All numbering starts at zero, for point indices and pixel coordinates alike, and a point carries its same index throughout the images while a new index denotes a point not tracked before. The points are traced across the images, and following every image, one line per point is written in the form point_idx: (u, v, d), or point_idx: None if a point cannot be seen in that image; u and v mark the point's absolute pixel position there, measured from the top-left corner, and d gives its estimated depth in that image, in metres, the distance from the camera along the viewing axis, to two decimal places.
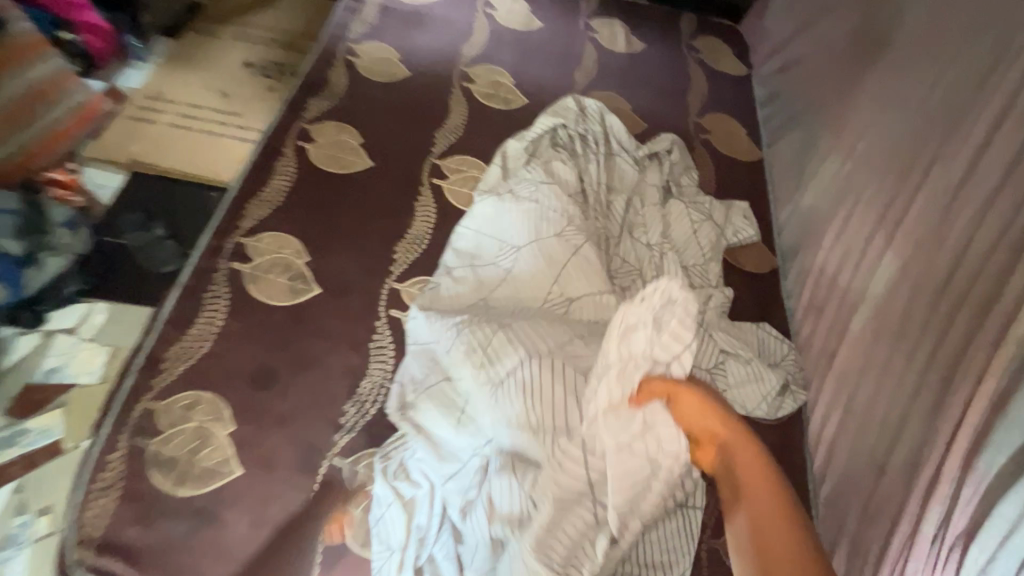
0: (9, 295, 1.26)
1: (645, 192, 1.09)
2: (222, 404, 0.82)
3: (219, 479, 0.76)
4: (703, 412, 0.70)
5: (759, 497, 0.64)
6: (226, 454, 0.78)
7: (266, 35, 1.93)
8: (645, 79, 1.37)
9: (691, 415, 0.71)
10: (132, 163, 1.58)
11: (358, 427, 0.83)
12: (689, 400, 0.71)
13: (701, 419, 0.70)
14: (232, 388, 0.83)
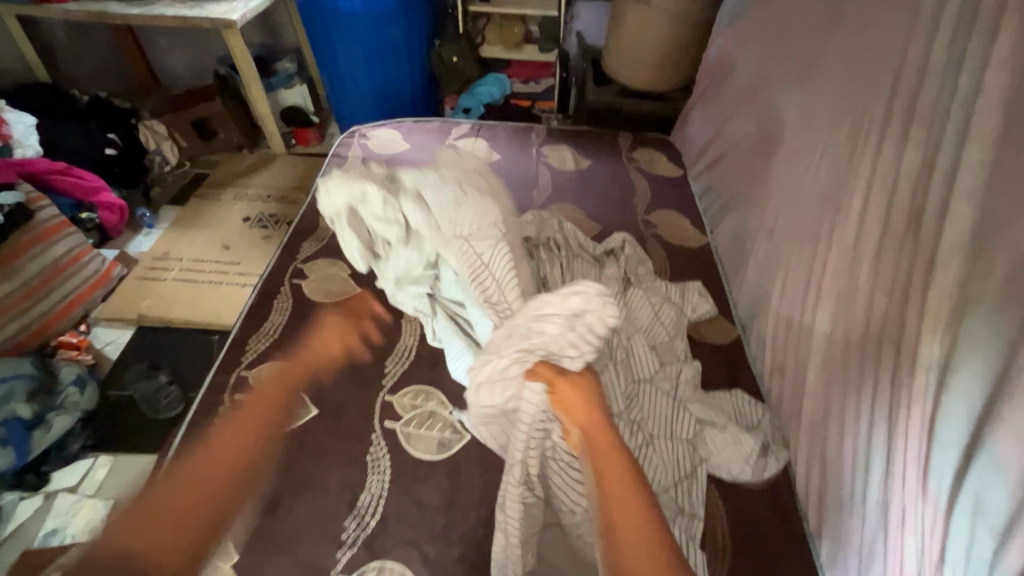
0: (16, 460, 1.29)
1: (607, 284, 1.22)
2: (226, 534, 0.85)
3: None
4: (586, 408, 0.74)
5: (612, 483, 0.69)
6: None
7: (261, 193, 2.17)
8: (595, 189, 1.57)
9: (575, 405, 0.75)
10: (139, 318, 1.70)
11: (360, 541, 0.85)
12: (571, 389, 0.76)
13: (580, 411, 0.74)
14: (234, 517, 0.87)
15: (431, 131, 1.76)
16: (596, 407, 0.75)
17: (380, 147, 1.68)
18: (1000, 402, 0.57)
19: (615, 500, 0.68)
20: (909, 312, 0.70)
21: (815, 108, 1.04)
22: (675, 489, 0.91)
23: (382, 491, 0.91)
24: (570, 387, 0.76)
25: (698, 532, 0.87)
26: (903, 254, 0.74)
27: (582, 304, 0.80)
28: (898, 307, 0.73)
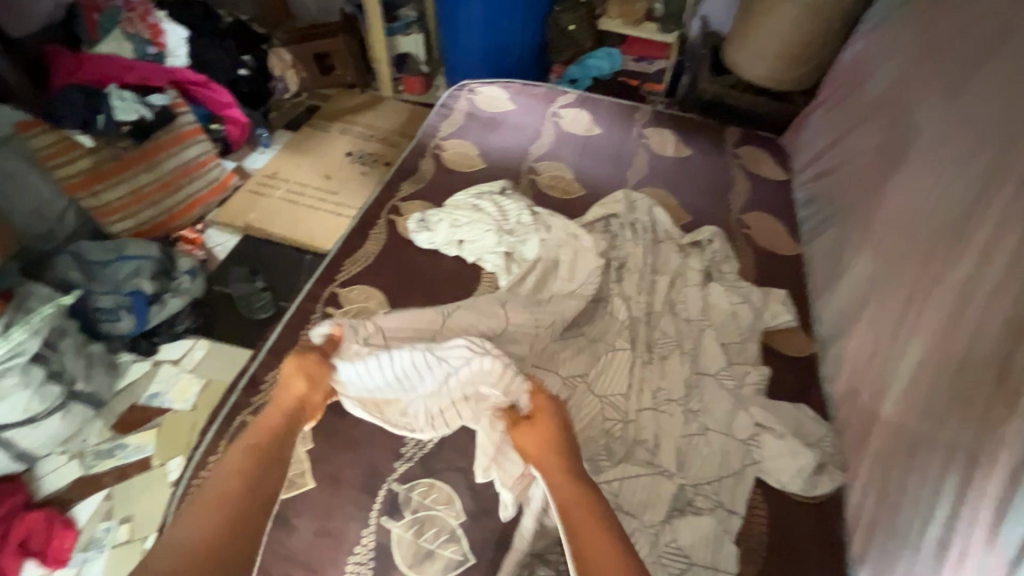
0: (135, 326, 1.48)
1: (688, 274, 1.22)
2: None
3: (293, 489, 0.87)
4: (541, 446, 0.77)
5: (572, 510, 0.69)
6: (302, 468, 0.89)
7: (365, 131, 2.29)
8: (691, 179, 1.54)
9: (538, 437, 0.78)
10: (246, 228, 1.87)
11: (416, 457, 0.92)
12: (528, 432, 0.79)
13: (539, 447, 0.77)
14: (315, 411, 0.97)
15: (537, 95, 1.78)
16: (552, 443, 0.77)
17: (485, 104, 1.73)
18: None
19: (569, 513, 0.69)
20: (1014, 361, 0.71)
21: (959, 132, 0.99)
22: (718, 482, 0.92)
23: None
24: (533, 423, 0.79)
25: (734, 528, 0.88)
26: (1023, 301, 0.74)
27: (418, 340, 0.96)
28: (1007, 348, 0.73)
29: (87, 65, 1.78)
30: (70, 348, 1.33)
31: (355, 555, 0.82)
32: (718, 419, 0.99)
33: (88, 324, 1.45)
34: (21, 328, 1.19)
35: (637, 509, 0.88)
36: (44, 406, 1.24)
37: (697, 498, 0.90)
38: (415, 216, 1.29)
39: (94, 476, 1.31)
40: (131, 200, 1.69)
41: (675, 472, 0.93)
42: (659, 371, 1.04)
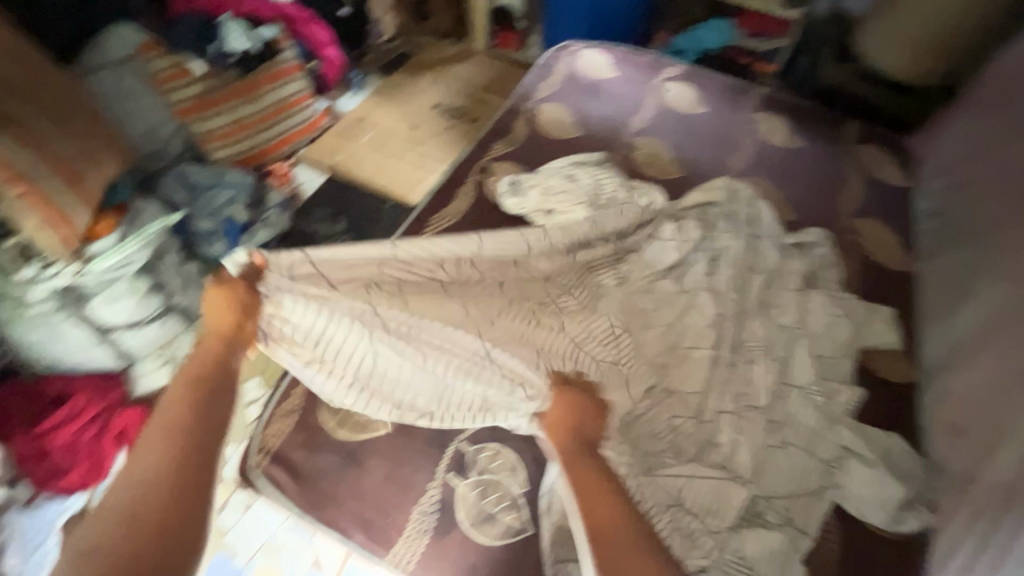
0: (226, 251, 1.56)
1: (787, 277, 1.14)
2: None
3: (369, 432, 0.90)
4: (566, 430, 0.78)
5: (596, 485, 0.72)
6: (379, 414, 0.92)
7: (454, 84, 2.26)
8: (800, 173, 1.43)
9: (557, 425, 0.79)
10: (333, 169, 1.91)
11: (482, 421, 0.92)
12: (557, 414, 0.80)
13: (561, 429, 0.79)
14: None
15: (641, 64, 1.67)
16: (579, 427, 0.79)
17: (587, 68, 1.65)
18: None
19: (592, 506, 0.70)
20: None
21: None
22: (793, 500, 0.88)
23: None
24: (551, 413, 0.81)
25: (804, 548, 0.85)
26: None
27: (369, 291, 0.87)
28: None
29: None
30: (170, 264, 1.39)
31: (423, 505, 0.85)
32: (802, 434, 0.93)
33: (187, 243, 1.52)
34: (133, 239, 1.28)
35: (703, 511, 0.86)
36: (149, 313, 1.34)
37: (769, 511, 0.87)
38: (507, 178, 1.27)
39: None
40: (230, 129, 1.75)
41: (750, 481, 0.89)
42: (744, 375, 0.99)
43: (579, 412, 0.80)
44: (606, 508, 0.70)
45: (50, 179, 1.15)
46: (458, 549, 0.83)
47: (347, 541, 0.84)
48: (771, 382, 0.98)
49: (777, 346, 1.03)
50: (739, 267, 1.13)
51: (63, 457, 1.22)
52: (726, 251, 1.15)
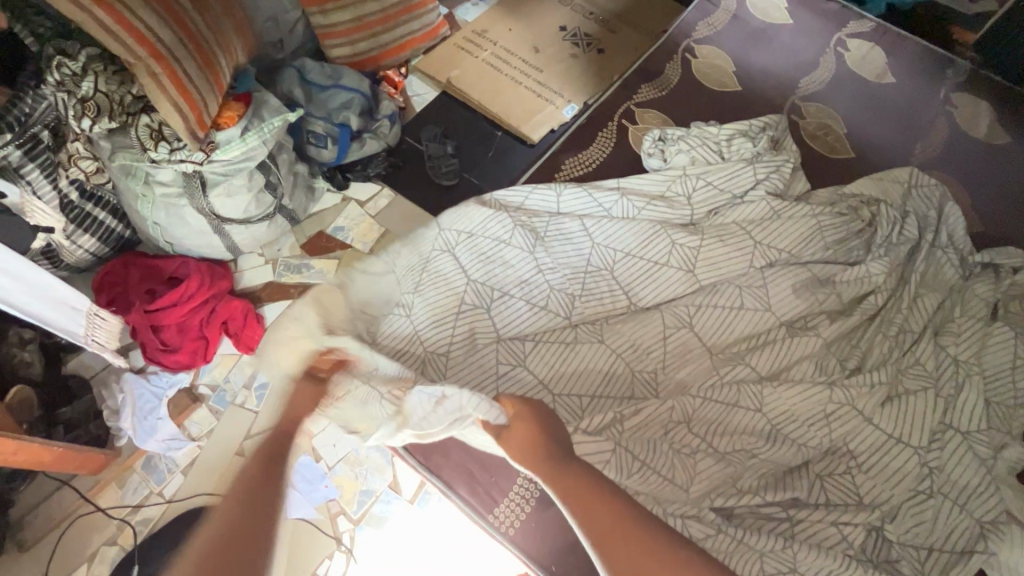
0: (335, 158, 1.52)
1: (969, 302, 0.97)
2: (481, 331, 0.93)
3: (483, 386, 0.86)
4: (530, 448, 0.66)
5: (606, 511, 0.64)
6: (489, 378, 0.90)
7: (585, 5, 2.02)
8: (999, 176, 1.19)
9: (521, 445, 0.67)
10: (447, 84, 1.78)
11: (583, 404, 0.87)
12: (521, 428, 0.67)
13: (530, 447, 0.66)
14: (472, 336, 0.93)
15: (825, 12, 1.41)
16: (546, 449, 0.66)
17: (758, 8, 1.40)
18: None
19: (591, 525, 0.63)
20: None
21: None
22: (930, 553, 0.79)
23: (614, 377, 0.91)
24: (510, 436, 0.67)
25: None
26: None
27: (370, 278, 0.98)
28: None
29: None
30: (284, 163, 1.39)
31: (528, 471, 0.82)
32: (957, 487, 0.82)
33: (299, 143, 1.50)
34: (256, 134, 1.24)
35: (831, 543, 0.77)
36: (259, 212, 1.34)
37: (905, 560, 0.78)
38: (652, 134, 1.09)
39: (282, 284, 1.44)
40: (354, 27, 1.64)
41: (885, 523, 0.80)
42: (905, 409, 0.85)
43: (541, 419, 0.68)
44: (607, 523, 0.63)
45: (190, 62, 1.11)
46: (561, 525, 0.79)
47: (449, 493, 0.83)
48: (933, 420, 0.85)
49: (943, 381, 0.89)
50: (913, 281, 0.97)
51: (173, 336, 1.26)
52: (901, 259, 0.99)
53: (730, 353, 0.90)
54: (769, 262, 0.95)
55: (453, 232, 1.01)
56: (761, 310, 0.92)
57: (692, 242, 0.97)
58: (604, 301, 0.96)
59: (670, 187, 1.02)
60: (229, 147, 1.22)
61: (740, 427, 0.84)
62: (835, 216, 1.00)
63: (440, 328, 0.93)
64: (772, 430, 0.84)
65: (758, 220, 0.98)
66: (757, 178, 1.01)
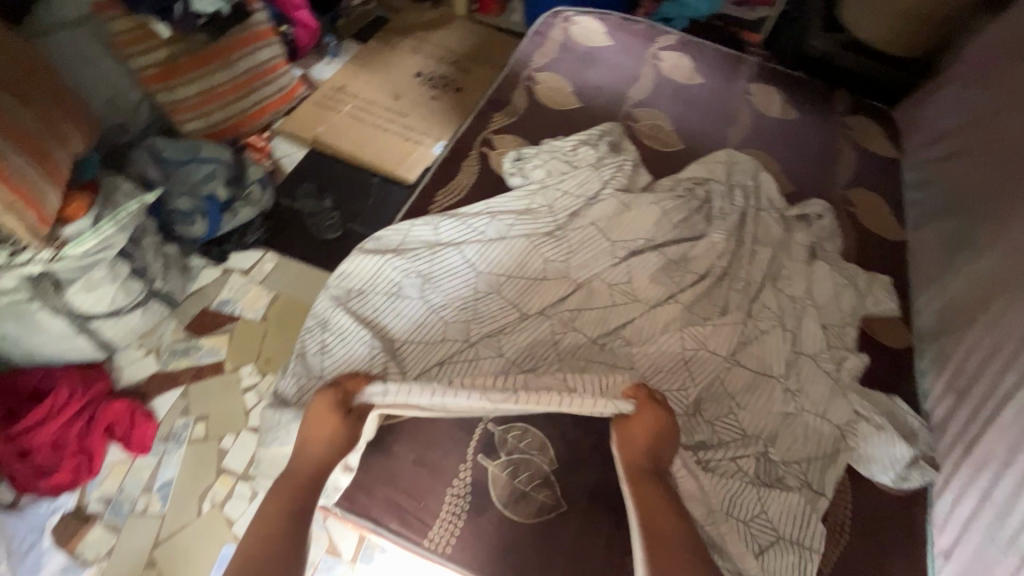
0: (207, 232, 1.47)
1: (792, 248, 1.16)
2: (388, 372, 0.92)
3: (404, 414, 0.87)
4: (647, 434, 0.82)
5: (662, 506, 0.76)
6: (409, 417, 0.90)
7: (436, 51, 2.15)
8: (797, 144, 1.44)
9: (634, 434, 0.82)
10: (314, 141, 1.80)
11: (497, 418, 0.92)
12: (641, 421, 0.83)
13: (638, 435, 0.82)
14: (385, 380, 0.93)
15: (636, 32, 1.64)
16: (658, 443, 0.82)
17: (581, 35, 1.60)
18: None
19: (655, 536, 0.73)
20: None
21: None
22: (809, 464, 0.92)
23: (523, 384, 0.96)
24: (633, 420, 0.83)
25: (822, 508, 0.88)
26: None
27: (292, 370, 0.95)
28: None
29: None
30: (150, 247, 1.32)
31: (467, 487, 0.84)
32: (816, 401, 0.97)
33: (164, 223, 1.43)
34: (110, 221, 1.17)
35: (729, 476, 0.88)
36: (129, 300, 1.25)
37: (789, 474, 0.90)
38: (510, 155, 1.19)
39: (170, 372, 1.35)
40: (204, 99, 1.62)
41: (768, 447, 0.92)
42: (758, 347, 1.00)
43: (662, 422, 0.83)
44: (666, 538, 0.72)
45: (16, 156, 1.04)
46: (494, 530, 0.82)
47: (381, 529, 0.82)
48: (782, 350, 1.00)
49: (786, 317, 1.06)
50: (746, 243, 1.14)
51: (48, 455, 1.14)
52: (735, 225, 1.16)
53: (613, 338, 1.00)
54: (628, 251, 1.08)
55: (340, 290, 1.00)
56: (630, 295, 1.04)
57: (558, 247, 1.08)
58: (501, 317, 1.01)
59: (532, 202, 1.12)
60: (80, 242, 1.14)
61: None
62: (674, 199, 1.15)
63: None
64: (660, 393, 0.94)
65: (610, 216, 1.10)
66: (602, 177, 1.13)
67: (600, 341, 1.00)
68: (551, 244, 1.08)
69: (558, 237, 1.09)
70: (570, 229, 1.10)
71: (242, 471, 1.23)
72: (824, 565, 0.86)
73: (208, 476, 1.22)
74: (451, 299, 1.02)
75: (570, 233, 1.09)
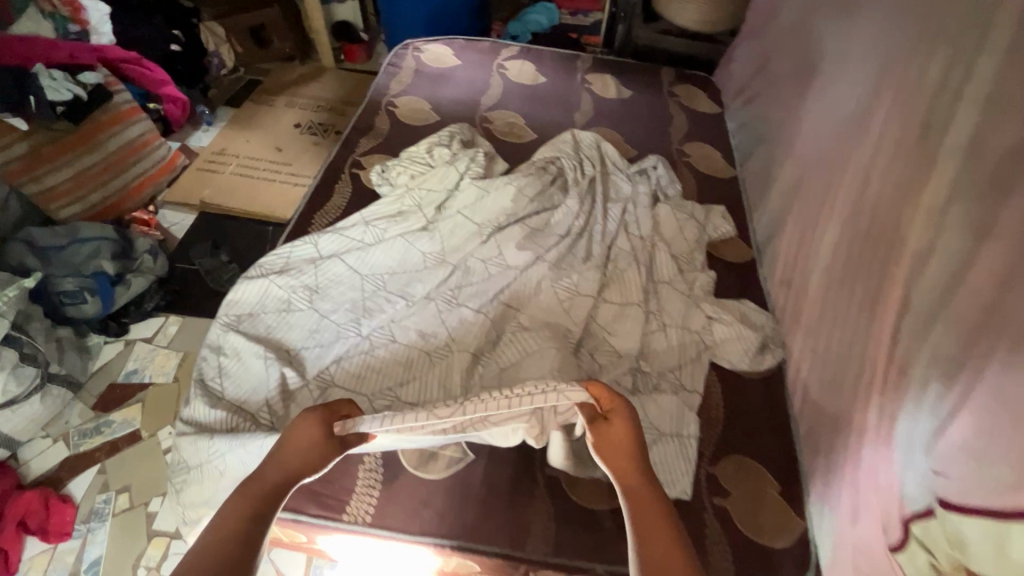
0: (101, 309, 1.46)
1: (638, 198, 1.33)
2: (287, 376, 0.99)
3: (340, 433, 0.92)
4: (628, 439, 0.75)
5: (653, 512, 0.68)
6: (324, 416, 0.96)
7: (311, 102, 2.26)
8: (635, 116, 1.65)
9: (613, 443, 0.75)
10: (202, 204, 1.83)
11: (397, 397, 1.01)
12: (620, 423, 0.76)
13: (620, 441, 0.75)
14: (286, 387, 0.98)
15: (481, 49, 1.82)
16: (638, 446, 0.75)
17: (432, 60, 1.76)
18: (953, 287, 0.67)
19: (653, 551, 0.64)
20: (893, 216, 0.81)
21: (864, 26, 1.09)
22: (679, 370, 1.05)
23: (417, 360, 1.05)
24: (609, 427, 0.76)
25: (696, 403, 1.01)
26: (889, 175, 0.85)
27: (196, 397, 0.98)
28: (885, 208, 0.84)
29: (15, 47, 1.60)
30: (39, 331, 1.33)
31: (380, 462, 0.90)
32: (675, 316, 1.11)
33: (52, 308, 1.42)
34: None
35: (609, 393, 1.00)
36: (22, 388, 1.24)
37: (663, 382, 1.03)
38: (375, 168, 1.30)
39: (84, 453, 1.32)
40: (76, 183, 1.64)
41: (639, 362, 1.05)
42: (619, 284, 1.15)
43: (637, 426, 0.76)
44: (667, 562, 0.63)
45: None
46: (409, 490, 0.89)
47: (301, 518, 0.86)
48: (639, 281, 1.15)
49: (640, 254, 1.20)
50: (599, 202, 1.30)
51: None
52: (587, 189, 1.32)
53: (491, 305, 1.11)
54: (495, 229, 1.21)
55: (230, 317, 1.06)
56: (501, 266, 1.17)
57: (431, 238, 1.19)
58: (389, 308, 1.10)
59: (401, 205, 1.23)
60: None
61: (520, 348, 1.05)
62: (528, 177, 1.30)
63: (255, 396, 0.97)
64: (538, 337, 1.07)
65: (473, 203, 1.23)
66: (460, 170, 1.26)
67: (481, 310, 1.11)
68: (425, 237, 1.19)
69: (429, 230, 1.20)
70: (439, 221, 1.21)
71: (174, 530, 1.22)
72: (703, 447, 0.98)
73: (139, 543, 1.20)
74: (337, 302, 1.09)
75: (439, 224, 1.21)
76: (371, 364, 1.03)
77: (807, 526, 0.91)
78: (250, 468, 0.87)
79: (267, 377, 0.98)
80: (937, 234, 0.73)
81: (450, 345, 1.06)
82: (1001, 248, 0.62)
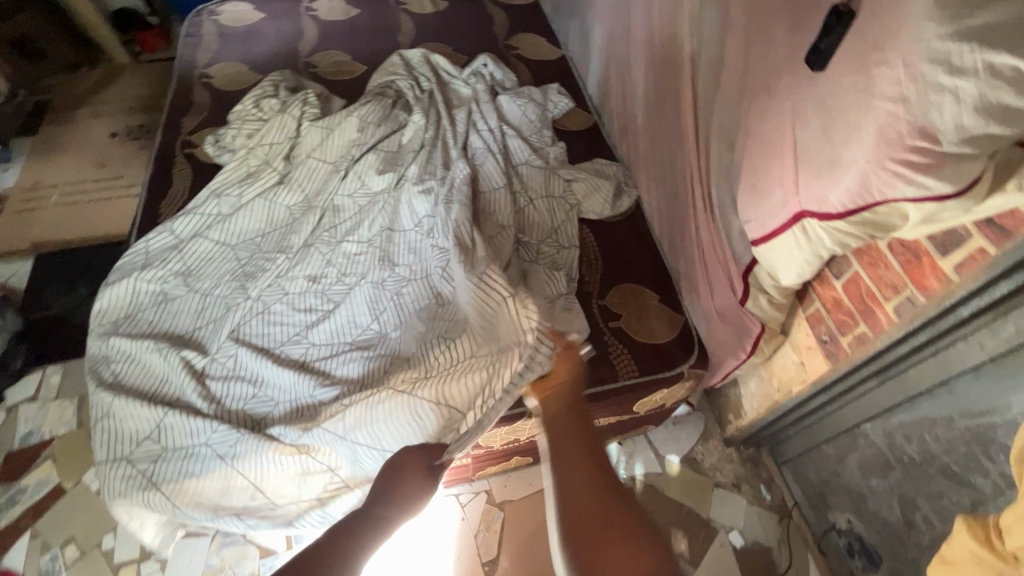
0: None
1: (479, 97, 1.38)
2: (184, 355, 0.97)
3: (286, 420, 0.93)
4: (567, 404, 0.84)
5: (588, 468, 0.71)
6: (250, 389, 0.96)
7: (120, 106, 2.04)
8: (458, 24, 1.67)
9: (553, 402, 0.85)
10: (34, 246, 1.65)
11: (306, 340, 1.01)
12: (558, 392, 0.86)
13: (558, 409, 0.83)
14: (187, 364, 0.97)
15: None
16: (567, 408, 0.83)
17: (233, 20, 1.65)
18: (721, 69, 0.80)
19: (566, 507, 0.68)
20: (675, 32, 0.93)
21: None
22: (556, 234, 1.15)
23: (315, 299, 1.06)
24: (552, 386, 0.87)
25: (575, 256, 1.13)
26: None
27: (104, 408, 0.94)
28: (668, 26, 0.95)
29: None
30: None
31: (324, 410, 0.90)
32: (540, 187, 1.20)
33: None
34: None
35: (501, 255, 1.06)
36: None
37: (545, 247, 1.12)
38: (208, 140, 1.26)
39: (6, 527, 1.23)
40: None
41: (522, 236, 1.13)
42: (484, 174, 1.20)
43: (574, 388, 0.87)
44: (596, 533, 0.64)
45: None
46: None
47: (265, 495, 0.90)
48: (498, 167, 1.21)
49: (494, 144, 1.27)
50: (445, 111, 1.33)
51: None
52: (428, 102, 1.34)
53: (368, 230, 1.13)
54: (352, 161, 1.22)
55: (107, 325, 1.02)
56: (369, 193, 1.19)
57: (291, 189, 1.18)
58: (271, 266, 1.09)
59: (250, 167, 1.21)
60: None
61: (410, 255, 1.09)
62: (370, 105, 1.30)
63: (166, 387, 0.96)
64: (424, 240, 1.10)
65: (322, 144, 1.23)
66: (297, 117, 1.25)
67: (363, 238, 1.12)
68: (286, 191, 1.18)
69: (287, 182, 1.19)
70: (293, 171, 1.20)
71: (139, 553, 1.20)
72: (589, 288, 1.11)
73: None
74: (215, 276, 1.08)
75: (294, 173, 1.20)
76: (268, 320, 1.03)
77: (684, 318, 1.09)
78: (205, 471, 0.89)
79: (166, 363, 0.96)
80: (701, 33, 0.85)
81: (343, 278, 1.08)
82: (739, 20, 0.74)
